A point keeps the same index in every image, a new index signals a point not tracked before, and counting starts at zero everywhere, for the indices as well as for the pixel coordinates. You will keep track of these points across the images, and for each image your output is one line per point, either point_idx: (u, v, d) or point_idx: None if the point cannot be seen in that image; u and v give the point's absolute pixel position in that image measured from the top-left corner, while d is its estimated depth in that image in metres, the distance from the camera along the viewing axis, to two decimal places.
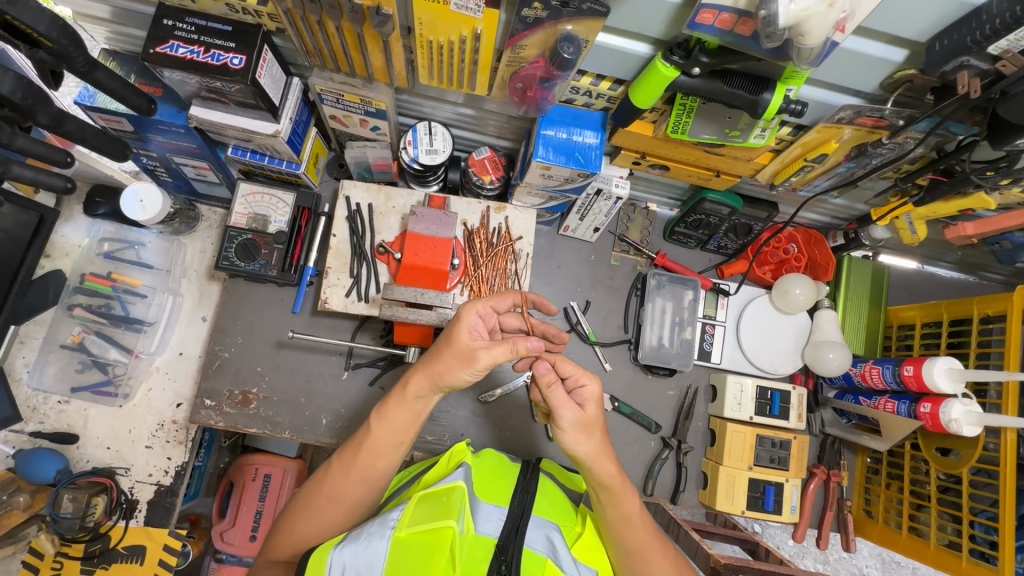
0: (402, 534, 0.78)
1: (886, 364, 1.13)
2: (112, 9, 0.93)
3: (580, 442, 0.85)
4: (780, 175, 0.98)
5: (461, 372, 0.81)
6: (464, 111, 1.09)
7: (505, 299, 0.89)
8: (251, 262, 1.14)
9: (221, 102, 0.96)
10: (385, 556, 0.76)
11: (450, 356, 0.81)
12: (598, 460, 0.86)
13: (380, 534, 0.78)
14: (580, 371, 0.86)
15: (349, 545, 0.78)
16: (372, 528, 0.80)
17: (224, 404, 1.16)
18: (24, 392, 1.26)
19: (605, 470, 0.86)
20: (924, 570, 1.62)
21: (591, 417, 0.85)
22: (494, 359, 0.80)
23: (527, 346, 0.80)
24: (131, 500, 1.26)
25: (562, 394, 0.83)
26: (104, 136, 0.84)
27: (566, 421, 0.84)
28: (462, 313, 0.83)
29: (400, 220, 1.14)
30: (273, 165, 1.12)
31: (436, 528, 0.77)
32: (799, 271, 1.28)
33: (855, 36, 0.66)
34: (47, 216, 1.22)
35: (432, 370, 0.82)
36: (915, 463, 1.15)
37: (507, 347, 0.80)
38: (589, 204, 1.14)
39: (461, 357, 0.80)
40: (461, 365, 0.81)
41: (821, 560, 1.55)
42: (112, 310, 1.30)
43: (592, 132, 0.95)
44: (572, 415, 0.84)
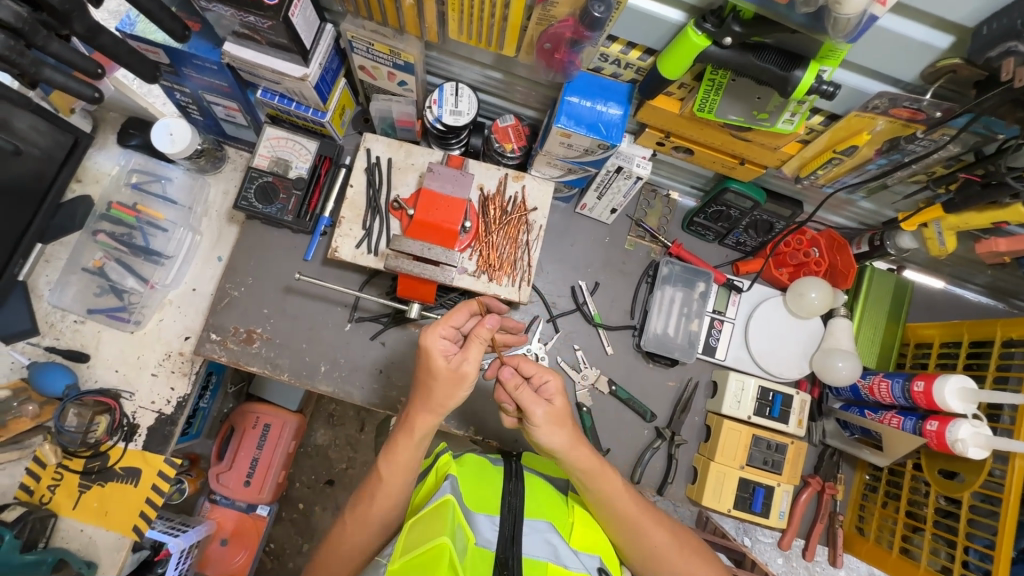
0: (399, 565, 0.79)
1: (896, 378, 1.09)
2: None
3: (553, 434, 0.89)
4: (805, 168, 0.94)
5: (455, 390, 0.88)
6: (492, 74, 1.08)
7: (461, 312, 0.92)
8: (269, 205, 1.17)
9: (253, 40, 0.98)
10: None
11: (439, 382, 0.88)
12: (567, 450, 0.91)
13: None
14: (540, 368, 0.93)
15: None
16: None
17: (229, 340, 1.18)
18: (44, 308, 1.31)
19: (578, 460, 0.91)
20: None
21: (557, 407, 0.91)
22: (473, 362, 0.88)
23: (487, 331, 0.88)
24: (132, 424, 1.29)
25: (532, 393, 0.89)
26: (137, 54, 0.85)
27: (538, 419, 0.88)
28: (427, 344, 0.87)
29: (417, 177, 1.14)
30: (300, 111, 1.14)
31: (431, 547, 0.77)
32: (818, 275, 1.24)
33: (893, 15, 0.64)
34: (82, 140, 1.26)
35: (429, 400, 0.90)
36: (915, 483, 1.11)
37: (478, 345, 0.88)
38: (607, 181, 1.12)
39: (452, 380, 0.87)
40: (452, 388, 0.88)
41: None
42: (133, 239, 1.34)
43: (617, 104, 0.93)
44: (543, 410, 0.88)
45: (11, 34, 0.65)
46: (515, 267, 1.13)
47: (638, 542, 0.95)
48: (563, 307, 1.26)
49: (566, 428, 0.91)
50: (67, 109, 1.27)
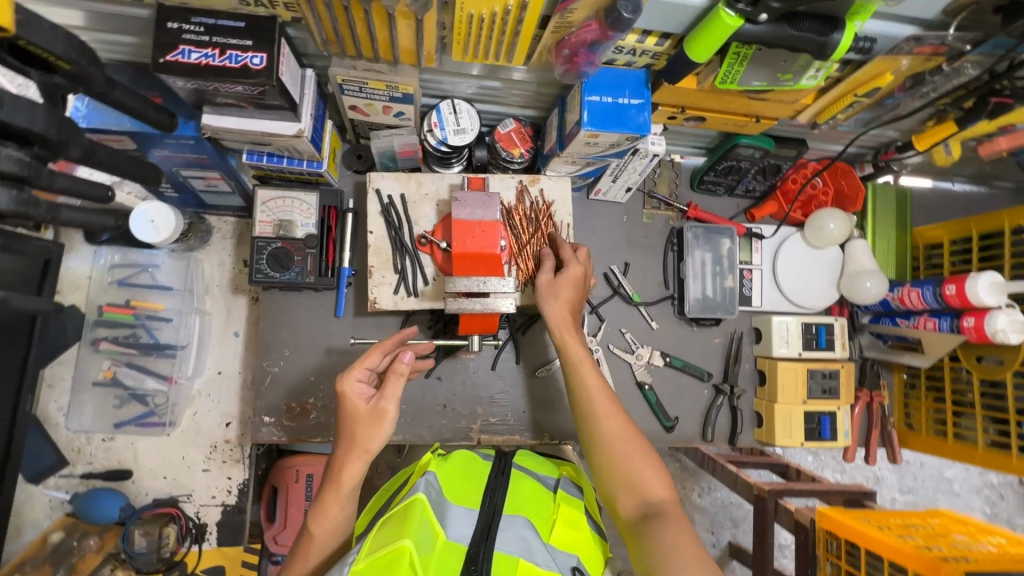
0: (361, 565, 0.74)
1: (926, 286, 1.16)
2: (97, 14, 0.84)
3: (550, 301, 0.99)
4: (823, 114, 0.97)
5: (378, 429, 0.83)
6: (488, 83, 1.03)
7: (376, 352, 0.88)
8: (285, 271, 1.10)
9: (238, 107, 0.90)
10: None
11: (359, 423, 0.83)
12: (561, 328, 0.98)
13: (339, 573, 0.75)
14: (569, 256, 1.03)
15: None
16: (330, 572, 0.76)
17: (283, 418, 1.14)
18: (66, 436, 1.23)
19: (567, 341, 0.97)
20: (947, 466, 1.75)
21: (563, 284, 1.00)
22: (394, 398, 0.83)
23: (403, 365, 0.84)
24: (199, 525, 1.25)
25: (551, 266, 1.03)
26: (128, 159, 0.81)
27: (541, 283, 1.01)
28: (342, 387, 0.83)
29: (435, 206, 1.09)
30: (294, 166, 1.06)
31: (391, 550, 0.75)
32: (828, 205, 1.28)
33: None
34: (53, 251, 1.15)
35: (355, 445, 0.82)
36: (955, 373, 1.21)
37: (396, 379, 0.84)
38: (624, 165, 1.11)
39: (372, 418, 0.83)
40: (374, 430, 0.82)
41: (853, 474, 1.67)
42: (139, 338, 1.23)
43: (635, 92, 0.91)
44: (547, 276, 1.01)
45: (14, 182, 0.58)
46: None
47: (599, 439, 0.87)
48: (602, 295, 1.27)
49: (564, 312, 0.99)
50: (32, 228, 1.16)
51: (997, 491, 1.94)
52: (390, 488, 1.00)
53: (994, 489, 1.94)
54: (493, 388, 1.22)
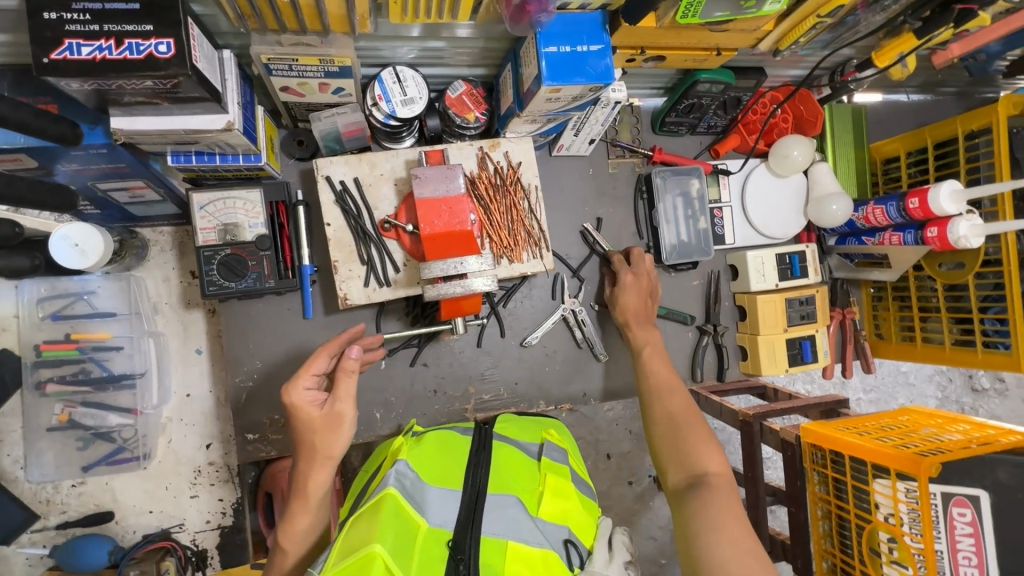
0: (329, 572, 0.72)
1: (889, 202, 1.18)
2: None
3: (619, 301, 1.14)
4: (785, 39, 0.94)
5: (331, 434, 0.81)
6: (432, 44, 0.94)
7: (323, 356, 0.86)
8: (241, 279, 1.01)
9: (151, 104, 0.78)
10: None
11: (316, 432, 0.81)
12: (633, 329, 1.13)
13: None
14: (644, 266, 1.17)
15: None
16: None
17: (269, 432, 1.08)
18: (30, 488, 1.14)
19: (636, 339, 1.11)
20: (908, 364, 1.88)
21: (626, 290, 1.15)
22: (346, 398, 0.82)
23: (352, 362, 0.83)
24: (199, 551, 1.21)
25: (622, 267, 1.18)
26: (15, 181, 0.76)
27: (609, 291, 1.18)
28: (291, 397, 0.82)
29: (394, 186, 1.02)
30: (228, 163, 0.95)
31: (360, 556, 0.72)
32: (788, 132, 1.27)
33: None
34: None
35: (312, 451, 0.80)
36: (921, 282, 1.26)
37: (348, 377, 0.83)
38: (586, 116, 1.05)
39: (330, 423, 0.81)
40: (335, 434, 0.81)
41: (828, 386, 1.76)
42: (90, 374, 1.12)
43: (593, 37, 0.85)
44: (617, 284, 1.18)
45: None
46: (530, 237, 1.08)
47: (654, 415, 0.98)
48: (579, 254, 1.24)
49: (639, 317, 1.14)
50: None
51: (947, 376, 2.10)
52: (374, 462, 1.01)
53: (943, 375, 2.10)
54: (482, 365, 1.19)
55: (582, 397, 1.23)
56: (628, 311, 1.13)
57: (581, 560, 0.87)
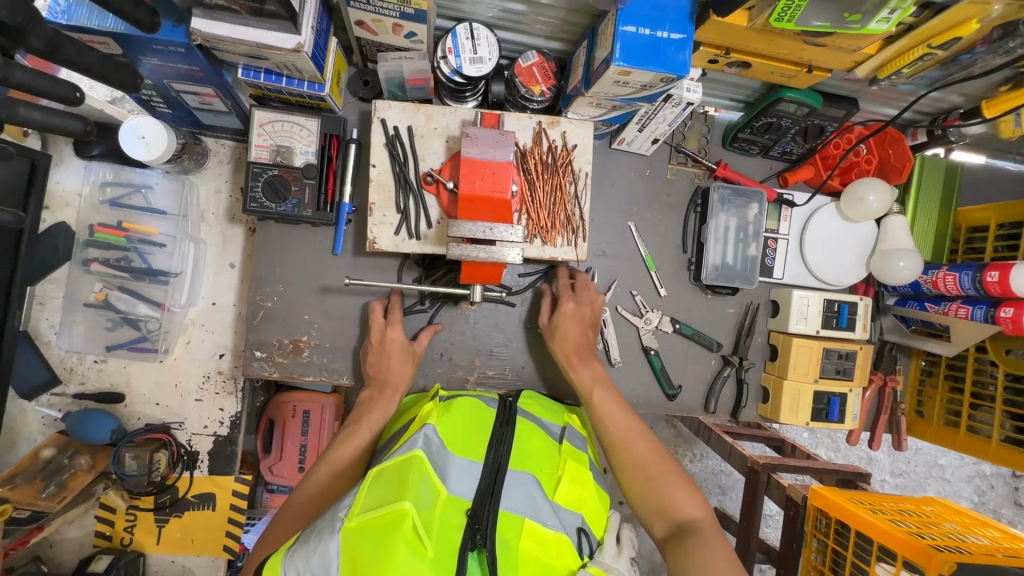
0: (354, 523, 0.69)
1: (964, 271, 1.08)
2: None
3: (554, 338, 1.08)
4: (885, 68, 0.86)
5: (405, 363, 1.05)
6: (512, 6, 0.92)
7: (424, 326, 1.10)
8: (282, 203, 1.03)
9: (231, 11, 0.80)
10: (339, 550, 0.67)
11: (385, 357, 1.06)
12: (572, 357, 1.06)
13: (330, 529, 0.69)
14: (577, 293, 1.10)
15: (299, 550, 0.67)
16: (323, 523, 0.71)
17: (275, 354, 1.11)
18: (57, 354, 1.21)
19: (568, 352, 1.06)
20: None
21: (559, 323, 1.07)
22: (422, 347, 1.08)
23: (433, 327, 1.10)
24: (191, 452, 1.25)
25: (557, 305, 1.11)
26: (109, 61, 0.72)
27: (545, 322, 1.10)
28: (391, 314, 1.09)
29: (444, 142, 1.01)
30: (293, 86, 0.97)
31: (390, 511, 0.70)
32: (869, 174, 1.17)
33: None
34: (40, 161, 1.08)
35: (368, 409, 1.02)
36: (980, 365, 1.15)
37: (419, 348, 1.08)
38: (653, 111, 1.01)
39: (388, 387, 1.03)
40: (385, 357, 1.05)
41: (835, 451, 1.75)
42: (131, 263, 1.19)
43: (677, 26, 0.81)
44: (546, 320, 1.11)
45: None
46: (569, 223, 1.05)
47: (630, 463, 0.96)
48: (615, 252, 1.21)
49: (569, 346, 1.06)
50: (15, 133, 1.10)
51: (988, 481, 1.91)
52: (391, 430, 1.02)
53: (985, 479, 1.92)
54: (493, 340, 1.17)
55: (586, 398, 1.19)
56: (564, 342, 1.07)
57: (590, 550, 0.86)
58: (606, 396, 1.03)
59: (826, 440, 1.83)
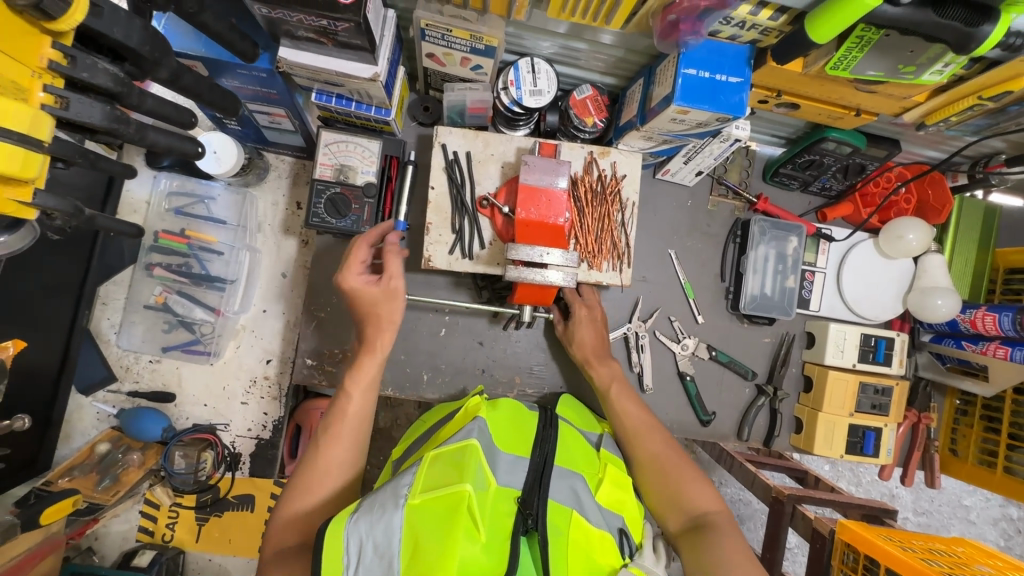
0: (417, 500, 0.72)
1: (1004, 312, 1.09)
2: None
3: (570, 345, 1.12)
4: (933, 116, 0.90)
5: (391, 304, 0.98)
6: (573, 44, 0.98)
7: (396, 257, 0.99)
8: (341, 218, 1.08)
9: (318, 43, 0.86)
10: (402, 525, 0.70)
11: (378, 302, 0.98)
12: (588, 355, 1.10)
13: (393, 504, 0.72)
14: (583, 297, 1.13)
15: (364, 517, 0.71)
16: (383, 498, 0.73)
17: (326, 363, 1.15)
18: (115, 353, 1.26)
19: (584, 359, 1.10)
20: None
21: (575, 329, 1.12)
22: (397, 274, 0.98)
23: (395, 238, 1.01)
24: (234, 454, 1.28)
25: (580, 312, 1.12)
26: (217, 89, 0.84)
27: (560, 333, 1.15)
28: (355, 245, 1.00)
29: (500, 168, 1.06)
30: (362, 111, 1.03)
31: (451, 492, 0.71)
32: (908, 213, 1.20)
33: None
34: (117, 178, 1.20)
35: (373, 345, 0.97)
36: (1017, 407, 1.16)
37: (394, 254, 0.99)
38: (701, 146, 1.05)
39: (387, 296, 0.97)
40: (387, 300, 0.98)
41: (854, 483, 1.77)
42: (191, 268, 1.25)
43: (736, 69, 0.85)
44: (562, 329, 1.15)
45: (108, 99, 0.61)
46: (616, 248, 1.08)
47: (641, 462, 0.97)
48: (655, 279, 1.24)
49: (586, 348, 1.10)
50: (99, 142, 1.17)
51: (1015, 525, 1.88)
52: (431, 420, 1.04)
53: (1012, 523, 1.88)
54: (533, 359, 1.20)
55: None
56: (581, 347, 1.10)
57: (632, 550, 0.86)
58: (624, 394, 1.05)
59: (849, 475, 1.82)
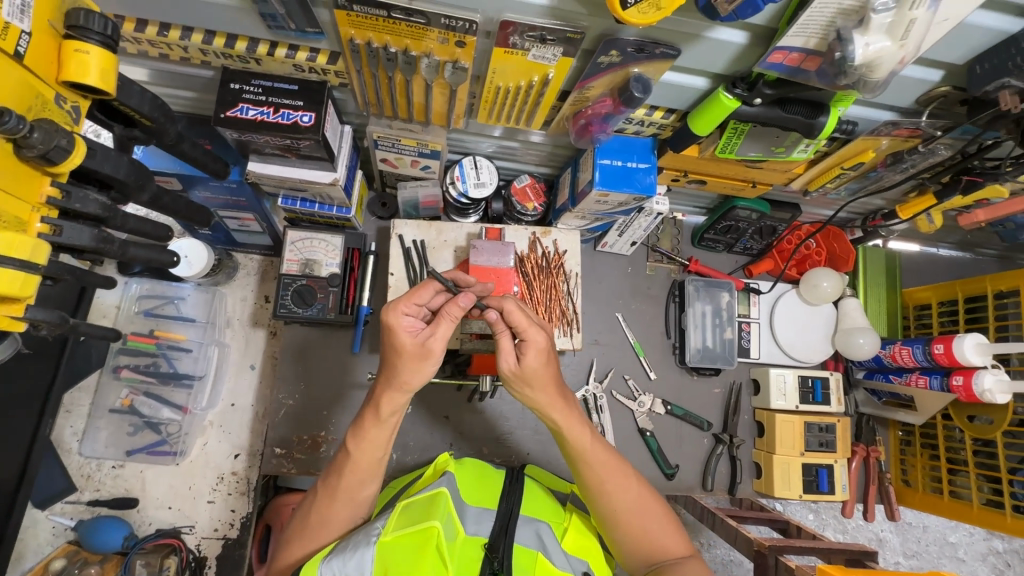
0: (388, 537, 0.74)
1: (915, 344, 1.21)
2: (155, 71, 0.92)
3: (527, 391, 0.82)
4: (813, 182, 1.07)
5: (418, 369, 0.77)
6: (507, 143, 1.13)
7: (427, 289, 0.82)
8: (308, 308, 1.15)
9: (282, 157, 0.98)
10: (373, 559, 0.73)
11: (402, 358, 0.76)
12: (546, 407, 0.83)
13: (366, 541, 0.74)
14: (525, 322, 0.78)
15: (337, 556, 0.73)
16: (357, 537, 0.75)
17: (294, 451, 1.17)
18: (77, 461, 1.24)
19: (561, 416, 0.83)
20: (934, 526, 1.70)
21: (533, 367, 0.79)
22: (446, 343, 0.78)
23: (458, 308, 0.76)
24: (199, 558, 1.24)
25: (508, 342, 0.80)
26: (191, 205, 0.95)
27: (511, 371, 0.81)
28: (390, 320, 0.77)
29: (453, 252, 1.17)
30: (324, 210, 1.14)
31: (421, 529, 0.75)
32: (820, 264, 1.35)
33: (915, 66, 0.73)
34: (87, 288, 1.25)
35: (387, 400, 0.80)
36: (949, 431, 1.26)
37: (448, 322, 0.77)
38: (629, 221, 1.19)
39: (416, 355, 0.76)
40: (417, 365, 0.77)
41: (841, 530, 1.59)
42: (159, 367, 1.28)
43: (643, 157, 1.00)
44: (512, 365, 0.81)
45: (95, 223, 0.69)
46: (565, 316, 1.18)
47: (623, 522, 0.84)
48: (606, 341, 1.34)
49: (549, 389, 0.82)
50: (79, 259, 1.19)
51: (1004, 558, 1.71)
52: (399, 486, 1.04)
53: (1000, 556, 1.71)
54: (499, 428, 1.25)
55: None
56: (533, 385, 0.81)
57: None
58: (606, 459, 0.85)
59: (834, 522, 1.61)
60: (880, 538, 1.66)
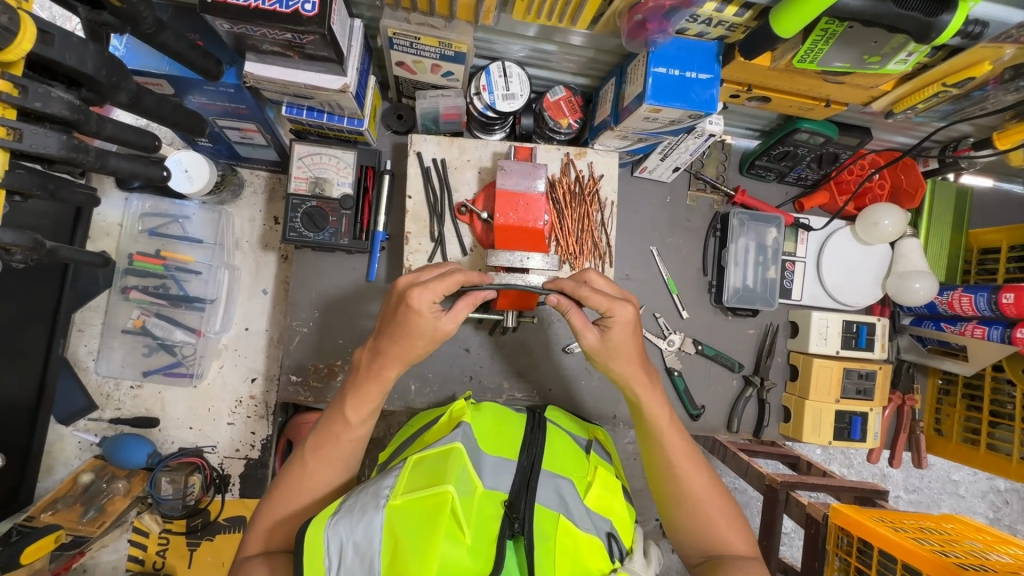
0: (398, 501, 0.71)
1: (979, 292, 1.09)
2: None
3: (609, 362, 0.84)
4: (901, 103, 0.92)
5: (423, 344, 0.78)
6: (543, 47, 0.97)
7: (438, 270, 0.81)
8: (319, 232, 1.07)
9: (284, 56, 0.85)
10: (382, 526, 0.69)
11: (416, 336, 0.77)
12: (632, 380, 0.85)
13: (375, 504, 0.71)
14: (608, 301, 0.79)
15: (344, 518, 0.70)
16: (365, 497, 0.73)
17: (311, 379, 1.14)
18: (95, 380, 1.23)
19: (641, 388, 0.85)
20: (939, 465, 1.66)
21: (618, 341, 0.81)
22: (458, 321, 0.79)
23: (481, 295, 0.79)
24: (223, 475, 1.26)
25: (582, 320, 0.82)
26: (181, 109, 0.83)
27: (591, 345, 0.83)
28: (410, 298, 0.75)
29: (477, 173, 1.05)
30: (334, 122, 1.02)
31: (432, 494, 0.71)
32: (882, 199, 1.21)
33: None
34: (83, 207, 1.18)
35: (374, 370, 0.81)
36: (997, 384, 1.18)
37: (467, 306, 0.79)
38: (677, 142, 1.04)
39: (426, 337, 0.78)
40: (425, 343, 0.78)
41: (846, 465, 1.60)
42: (169, 289, 1.22)
43: (704, 66, 0.85)
44: (594, 340, 0.83)
45: (64, 125, 0.60)
46: (598, 250, 1.08)
47: (684, 499, 0.85)
48: (639, 276, 1.24)
49: (633, 362, 0.84)
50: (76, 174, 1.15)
51: (1003, 496, 1.69)
52: (417, 425, 1.01)
53: (999, 494, 1.69)
54: (520, 363, 1.20)
55: (612, 419, 1.21)
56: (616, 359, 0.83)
57: (622, 555, 0.81)
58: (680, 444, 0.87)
59: (841, 457, 1.61)
60: (885, 475, 1.64)
